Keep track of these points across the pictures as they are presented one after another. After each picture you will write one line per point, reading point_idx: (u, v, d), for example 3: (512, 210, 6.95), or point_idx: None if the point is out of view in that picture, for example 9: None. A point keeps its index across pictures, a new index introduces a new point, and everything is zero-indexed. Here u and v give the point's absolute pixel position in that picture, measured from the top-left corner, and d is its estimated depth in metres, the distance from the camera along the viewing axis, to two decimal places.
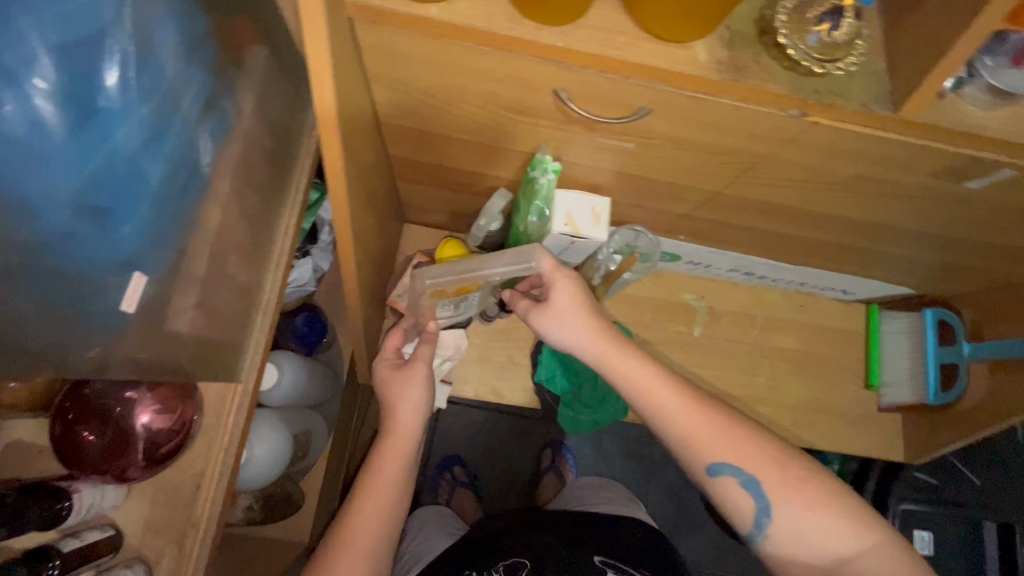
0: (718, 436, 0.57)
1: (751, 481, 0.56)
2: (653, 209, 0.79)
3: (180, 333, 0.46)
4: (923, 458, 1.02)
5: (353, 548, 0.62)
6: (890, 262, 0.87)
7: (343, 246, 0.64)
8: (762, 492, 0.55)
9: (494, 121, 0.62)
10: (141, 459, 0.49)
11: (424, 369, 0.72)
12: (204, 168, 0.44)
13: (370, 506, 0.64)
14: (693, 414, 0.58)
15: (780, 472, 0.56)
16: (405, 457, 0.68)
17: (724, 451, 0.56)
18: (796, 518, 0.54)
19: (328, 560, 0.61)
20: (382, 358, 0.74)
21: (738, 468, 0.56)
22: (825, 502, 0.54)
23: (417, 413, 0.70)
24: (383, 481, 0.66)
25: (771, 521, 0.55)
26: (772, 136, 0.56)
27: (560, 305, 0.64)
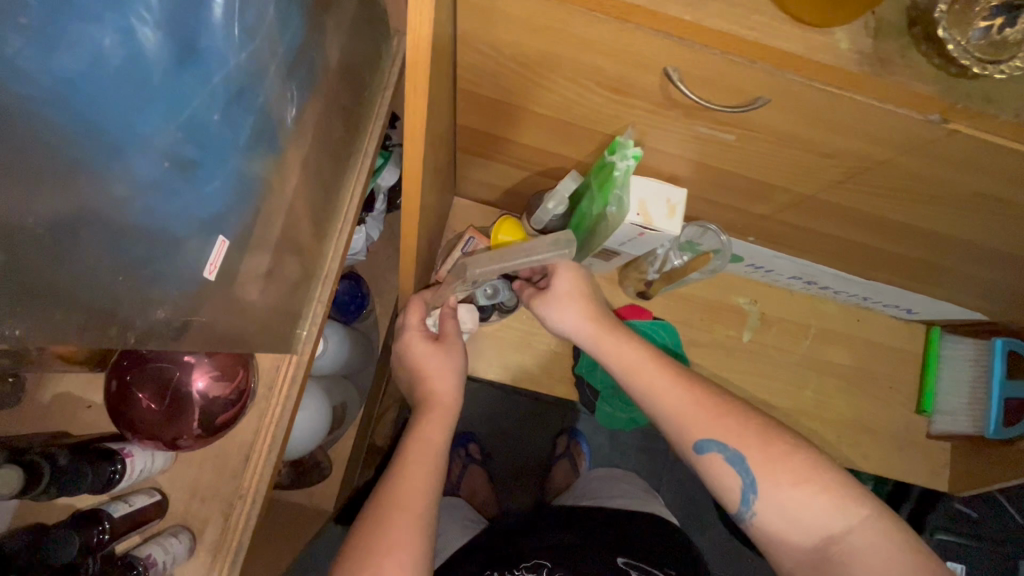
0: (705, 413, 0.58)
1: (736, 456, 0.55)
2: (729, 207, 0.74)
3: (250, 302, 0.43)
4: (972, 490, 0.94)
5: (406, 507, 0.58)
6: (972, 287, 0.82)
7: (408, 218, 0.60)
8: (746, 467, 0.55)
9: (584, 98, 0.57)
10: (195, 428, 0.47)
11: (457, 342, 0.72)
12: (288, 125, 0.40)
13: (418, 467, 0.62)
14: (679, 392, 0.59)
15: (765, 445, 0.55)
16: (447, 425, 0.67)
17: (712, 428, 0.57)
18: (782, 495, 0.53)
19: (378, 523, 0.57)
20: (413, 332, 0.71)
21: (722, 444, 0.56)
22: (811, 477, 0.53)
23: (454, 382, 0.70)
24: (428, 445, 0.64)
25: (757, 498, 0.54)
26: (898, 141, 0.50)
27: (561, 292, 0.69)
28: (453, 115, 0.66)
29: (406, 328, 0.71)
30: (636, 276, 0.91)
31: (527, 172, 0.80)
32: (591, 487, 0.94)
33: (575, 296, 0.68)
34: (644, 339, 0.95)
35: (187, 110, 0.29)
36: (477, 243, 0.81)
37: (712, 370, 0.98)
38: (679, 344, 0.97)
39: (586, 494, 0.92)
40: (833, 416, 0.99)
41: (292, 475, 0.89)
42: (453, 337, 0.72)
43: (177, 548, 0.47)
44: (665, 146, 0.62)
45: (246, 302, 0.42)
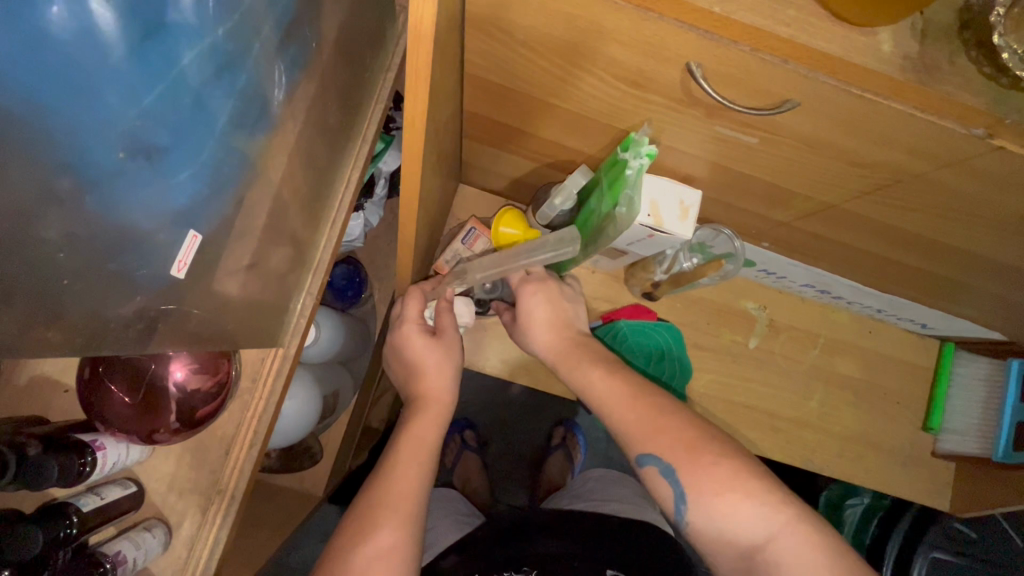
0: (647, 425, 0.55)
1: (667, 468, 0.53)
2: (746, 212, 0.70)
3: (230, 297, 0.40)
4: (972, 512, 0.92)
5: (396, 507, 0.56)
6: (993, 307, 0.78)
7: (406, 208, 0.57)
8: (677, 478, 0.52)
9: (598, 91, 0.53)
10: (173, 422, 0.45)
11: (454, 338, 0.69)
12: (276, 109, 0.37)
13: (409, 466, 0.60)
14: (626, 404, 0.57)
15: (693, 455, 0.52)
16: (441, 423, 0.65)
17: (653, 440, 0.54)
18: (711, 505, 0.51)
19: (364, 524, 0.55)
20: (411, 325, 0.66)
21: (656, 457, 0.54)
22: (738, 484, 0.50)
23: (450, 379, 0.68)
24: (421, 444, 0.62)
25: (687, 508, 0.52)
26: (934, 154, 0.47)
27: (529, 319, 0.70)
28: (460, 100, 0.63)
29: (401, 323, 0.67)
30: (642, 276, 0.88)
31: (535, 164, 0.76)
32: (587, 489, 0.92)
33: (540, 322, 0.69)
34: (647, 341, 0.92)
35: (155, 91, 0.26)
36: (478, 233, 0.78)
37: (716, 375, 0.96)
38: (683, 347, 0.94)
39: (582, 496, 0.91)
40: (837, 429, 0.96)
41: (282, 459, 0.88)
42: (451, 333, 0.69)
43: (150, 543, 0.45)
44: (682, 145, 0.58)
45: (226, 296, 0.40)
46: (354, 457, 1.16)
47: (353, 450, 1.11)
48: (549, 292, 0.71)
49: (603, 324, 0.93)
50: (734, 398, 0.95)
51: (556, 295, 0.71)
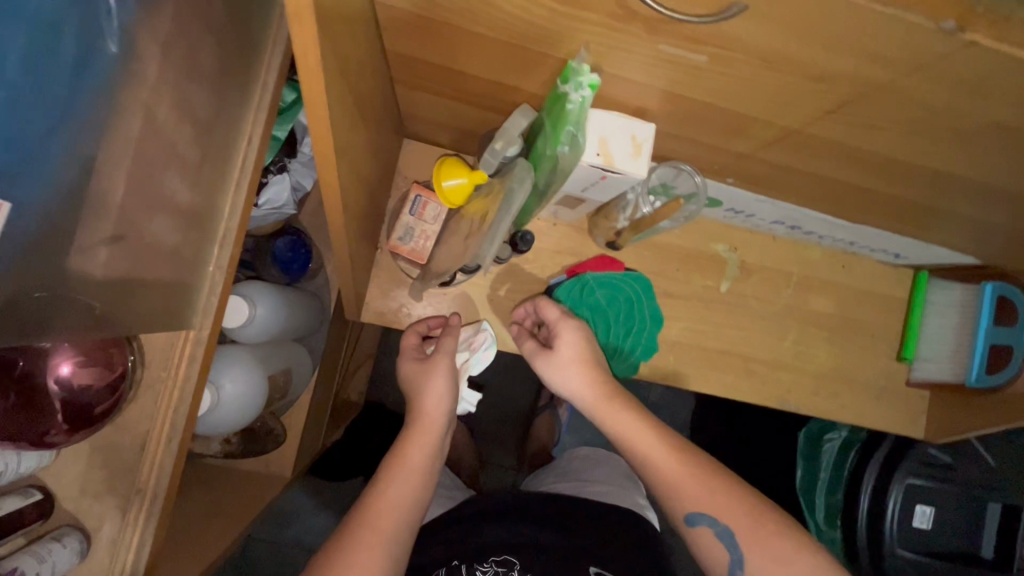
0: (698, 487, 0.58)
1: (726, 531, 0.56)
2: (707, 145, 0.65)
3: (93, 277, 0.34)
4: (945, 439, 0.93)
5: (378, 529, 0.59)
6: (967, 230, 0.75)
7: (324, 166, 0.51)
8: (736, 543, 0.56)
9: (523, 12, 0.46)
10: (63, 423, 0.41)
11: (447, 361, 0.72)
12: (106, 45, 0.31)
13: (397, 489, 0.63)
14: (662, 450, 0.61)
15: (754, 525, 0.55)
16: (431, 446, 0.68)
17: (704, 501, 0.57)
18: (771, 574, 0.54)
19: (345, 539, 0.58)
20: (407, 354, 0.74)
21: (712, 518, 0.57)
22: (799, 561, 0.53)
23: (445, 403, 0.71)
24: (411, 467, 0.65)
25: (743, 575, 0.55)
26: (901, 59, 0.41)
27: (562, 354, 0.71)
28: (377, 37, 0.55)
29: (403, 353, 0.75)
30: (605, 224, 0.84)
31: (477, 110, 0.70)
32: (573, 468, 0.96)
33: (575, 357, 0.70)
34: (614, 291, 0.88)
35: None
36: (425, 200, 0.76)
37: (690, 324, 0.93)
38: (652, 302, 0.90)
39: (567, 474, 0.95)
40: (813, 367, 0.95)
41: (243, 445, 0.84)
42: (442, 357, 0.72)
43: (60, 553, 0.41)
44: (628, 73, 0.52)
45: (87, 277, 0.34)
46: (330, 434, 1.13)
47: (325, 428, 1.09)
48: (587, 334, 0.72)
49: (568, 278, 0.88)
50: (708, 345, 0.93)
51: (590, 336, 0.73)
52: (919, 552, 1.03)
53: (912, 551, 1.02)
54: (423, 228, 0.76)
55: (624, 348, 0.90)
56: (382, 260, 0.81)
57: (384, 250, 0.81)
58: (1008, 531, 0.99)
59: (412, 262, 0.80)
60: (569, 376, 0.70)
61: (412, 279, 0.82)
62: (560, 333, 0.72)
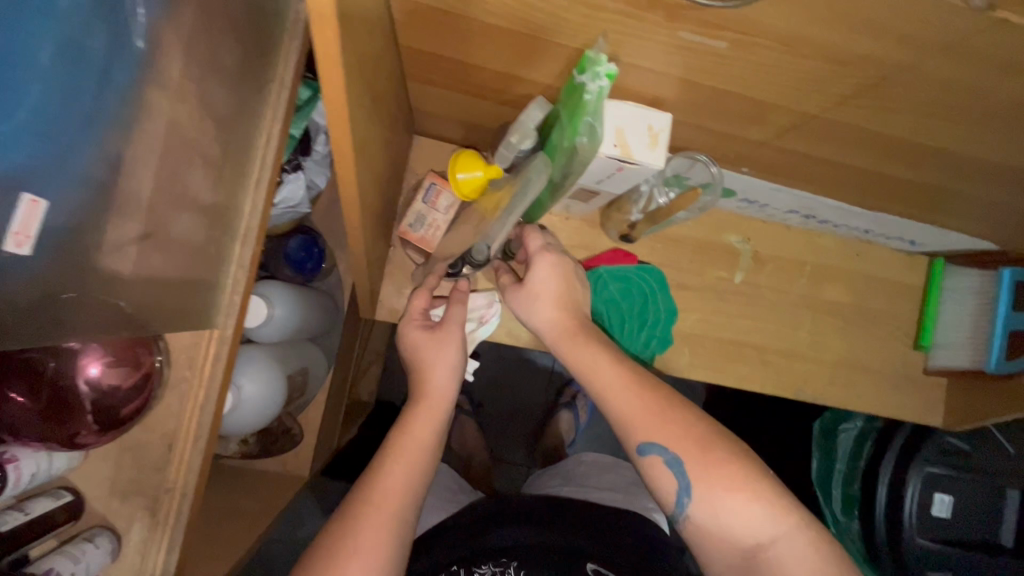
0: (654, 417, 0.58)
1: (675, 460, 0.56)
2: (723, 134, 0.64)
3: (122, 276, 0.34)
4: (963, 426, 0.93)
5: (382, 511, 0.58)
6: (985, 214, 0.74)
7: (342, 163, 0.50)
8: (684, 472, 0.56)
9: (541, 2, 0.46)
10: (94, 424, 0.40)
11: (456, 333, 0.70)
12: (134, 42, 0.30)
13: (402, 467, 0.62)
14: (627, 395, 0.60)
15: (702, 451, 0.56)
16: (438, 420, 0.67)
17: (658, 432, 0.57)
18: (715, 500, 0.54)
19: (350, 521, 0.58)
20: (412, 320, 0.71)
21: (662, 448, 0.57)
22: (746, 486, 0.54)
23: (450, 375, 0.69)
24: (416, 442, 0.64)
25: (691, 501, 0.55)
26: (927, 38, 0.41)
27: (534, 289, 0.70)
28: (391, 32, 0.55)
29: (408, 316, 0.72)
30: (618, 217, 0.84)
31: (490, 104, 0.69)
32: (578, 473, 0.98)
33: (546, 292, 0.69)
34: (629, 284, 0.90)
35: None
36: (439, 188, 0.74)
37: (704, 316, 0.92)
38: (665, 295, 0.90)
39: (572, 479, 0.97)
40: (827, 356, 0.95)
41: (261, 445, 0.84)
42: (453, 327, 0.70)
43: (93, 554, 0.41)
44: (645, 62, 0.52)
45: (117, 275, 0.34)
46: (343, 433, 1.13)
47: (339, 427, 1.09)
48: (563, 267, 0.71)
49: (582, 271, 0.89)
50: (721, 335, 0.93)
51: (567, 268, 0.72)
52: (935, 539, 1.02)
53: (928, 539, 1.02)
54: (434, 217, 0.75)
55: (639, 340, 0.90)
56: (394, 257, 0.81)
57: (397, 245, 0.81)
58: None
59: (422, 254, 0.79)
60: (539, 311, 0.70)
61: (416, 265, 0.81)
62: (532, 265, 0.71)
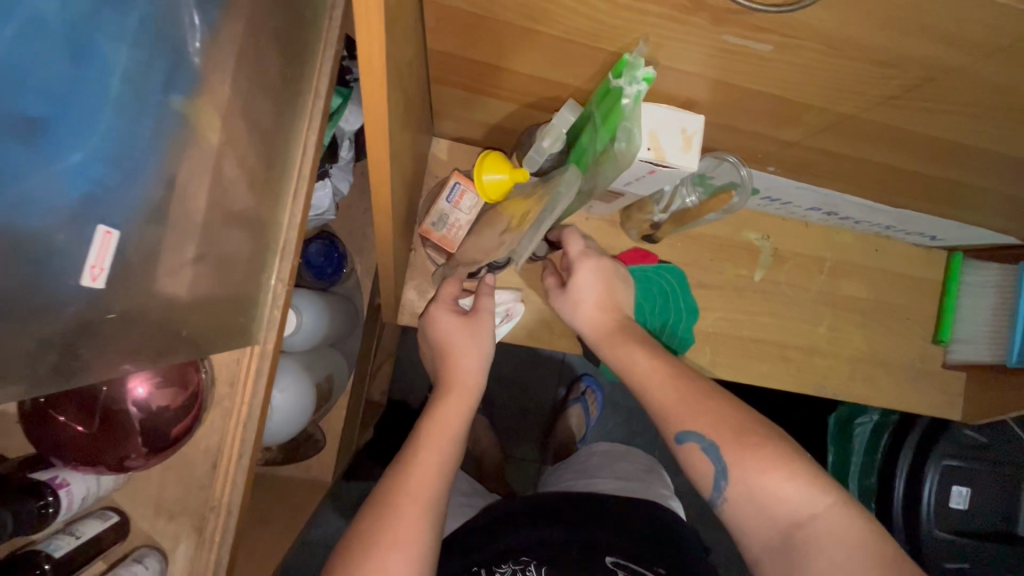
0: (689, 404, 0.57)
1: (712, 446, 0.55)
2: (753, 134, 0.64)
3: (176, 298, 0.34)
4: (982, 420, 0.93)
5: (416, 498, 0.57)
6: (1010, 209, 0.74)
7: (378, 171, 0.50)
8: (720, 455, 0.54)
9: (582, 7, 0.45)
10: (143, 447, 0.39)
11: (488, 321, 0.71)
12: (192, 58, 0.29)
13: (434, 454, 0.60)
14: (664, 383, 0.60)
15: (739, 435, 0.54)
16: (465, 409, 0.66)
17: (692, 419, 0.57)
18: (751, 481, 0.52)
19: (386, 511, 0.56)
20: (443, 303, 0.70)
21: (699, 435, 0.56)
22: (784, 466, 0.52)
23: (477, 365, 0.69)
24: (445, 428, 0.63)
25: (728, 484, 0.54)
26: (980, 39, 0.40)
27: (579, 294, 0.71)
28: (421, 37, 0.54)
29: (438, 301, 0.72)
30: (640, 217, 0.83)
31: (514, 106, 0.68)
32: (592, 464, 0.99)
33: (589, 296, 0.70)
34: (648, 284, 0.89)
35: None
36: (464, 188, 0.72)
37: (725, 314, 0.92)
38: (685, 294, 0.90)
39: (586, 470, 0.97)
40: (848, 352, 0.95)
41: (284, 451, 0.85)
42: (484, 314, 0.71)
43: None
44: (683, 65, 0.51)
45: (171, 298, 0.33)
46: (360, 435, 1.13)
47: (357, 430, 1.09)
48: (605, 271, 0.71)
49: None
50: (742, 333, 0.92)
51: (613, 273, 0.72)
52: (954, 531, 1.03)
53: (947, 531, 1.03)
54: (457, 217, 0.73)
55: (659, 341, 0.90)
56: (415, 260, 0.80)
57: (418, 246, 0.79)
58: None
59: (439, 248, 0.77)
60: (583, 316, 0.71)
61: (436, 265, 0.80)
62: (576, 268, 0.72)
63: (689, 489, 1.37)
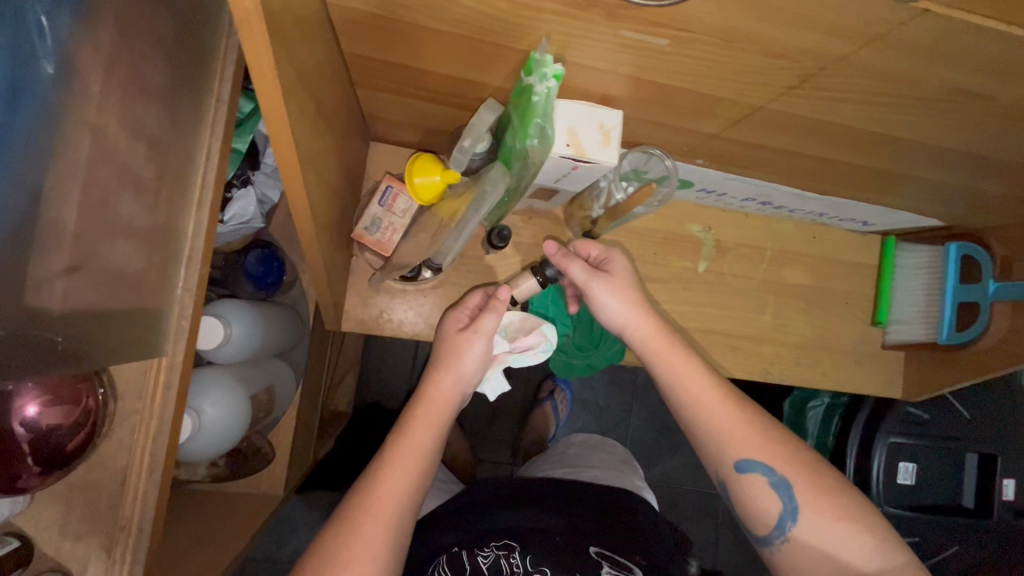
0: (755, 436, 0.59)
1: (781, 482, 0.57)
2: (675, 128, 0.65)
3: (48, 311, 0.33)
4: (922, 397, 0.97)
5: (375, 517, 0.56)
6: (929, 194, 0.77)
7: (290, 177, 0.49)
8: (791, 493, 0.56)
9: (479, 7, 0.45)
10: (36, 467, 0.39)
11: (482, 344, 0.66)
12: (42, 66, 0.30)
13: (399, 471, 0.59)
14: (727, 411, 0.60)
15: (813, 480, 0.56)
16: (439, 428, 0.64)
17: (758, 449, 0.58)
18: (823, 528, 0.54)
19: (345, 524, 0.56)
20: (452, 317, 0.70)
21: (767, 467, 0.57)
22: (854, 517, 0.54)
23: (458, 386, 0.66)
24: (415, 446, 0.61)
25: (795, 525, 0.56)
26: (858, 30, 0.42)
27: (619, 283, 0.69)
28: (332, 40, 0.54)
29: (454, 310, 0.71)
30: (580, 213, 0.84)
31: (441, 107, 0.68)
32: (570, 456, 0.98)
33: (631, 291, 0.69)
34: None
35: None
36: (396, 191, 0.72)
37: (672, 306, 0.94)
38: None
39: (564, 461, 0.96)
40: (792, 338, 0.97)
41: (231, 466, 0.80)
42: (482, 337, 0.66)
43: None
44: (592, 61, 0.52)
45: (45, 314, 0.33)
46: (319, 446, 1.12)
47: (315, 441, 1.07)
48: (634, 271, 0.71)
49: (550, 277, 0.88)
50: (691, 325, 0.94)
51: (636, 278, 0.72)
52: (903, 506, 1.06)
53: (896, 507, 1.06)
54: (390, 221, 0.73)
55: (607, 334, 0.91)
56: (356, 265, 0.80)
57: (357, 252, 0.79)
58: (983, 472, 1.05)
59: (377, 253, 0.76)
60: (629, 301, 0.68)
61: (375, 269, 0.79)
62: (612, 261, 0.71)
63: (659, 481, 1.39)
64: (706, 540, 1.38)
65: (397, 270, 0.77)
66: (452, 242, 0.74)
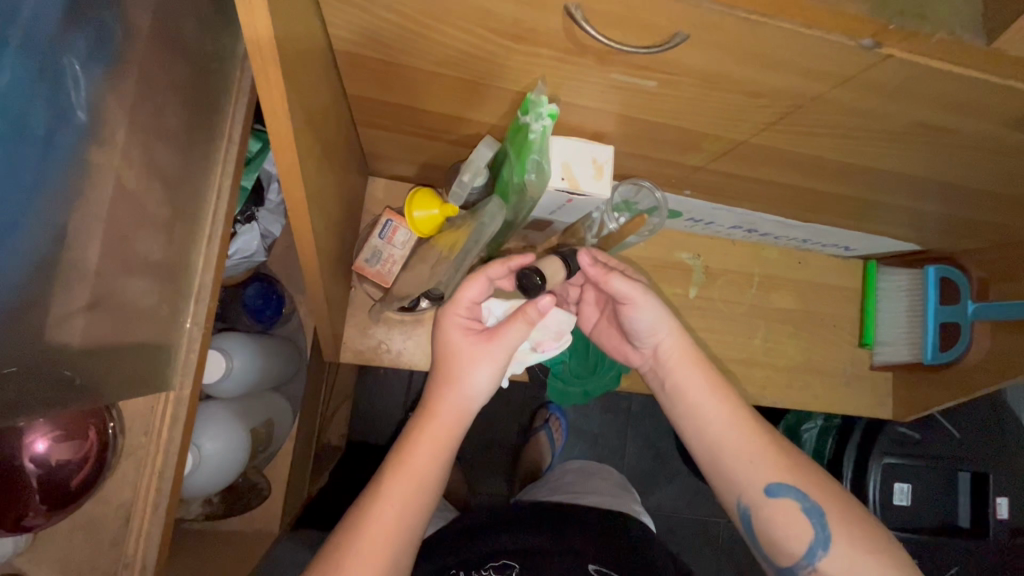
0: (783, 461, 0.60)
1: (814, 508, 0.57)
2: (663, 161, 0.68)
3: (70, 346, 0.34)
4: (911, 417, 0.99)
5: (369, 550, 0.55)
6: (906, 220, 0.81)
7: (297, 212, 0.51)
8: (823, 521, 0.57)
9: (480, 52, 0.48)
10: (42, 504, 0.40)
11: (497, 354, 0.61)
12: (75, 114, 0.31)
13: (396, 500, 0.57)
14: (751, 437, 0.61)
15: (842, 508, 0.57)
16: (440, 451, 0.61)
17: (787, 475, 0.59)
18: (853, 556, 0.55)
19: (338, 554, 0.55)
20: (456, 314, 0.63)
21: (801, 494, 0.58)
22: (881, 547, 0.56)
23: (462, 406, 0.62)
24: (414, 473, 0.59)
25: (827, 553, 0.56)
26: (830, 73, 0.46)
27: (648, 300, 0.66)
28: (337, 82, 0.56)
29: (454, 305, 0.64)
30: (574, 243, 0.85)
31: (439, 143, 0.71)
32: (566, 482, 0.98)
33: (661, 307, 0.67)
34: None
35: None
36: (396, 225, 0.74)
37: None
38: None
39: (561, 487, 0.96)
40: (782, 361, 0.99)
41: (224, 504, 0.80)
42: (497, 349, 0.61)
43: None
44: (585, 101, 0.55)
45: (68, 350, 0.34)
46: (313, 481, 1.10)
47: (309, 476, 1.05)
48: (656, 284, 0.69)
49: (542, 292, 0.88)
50: None
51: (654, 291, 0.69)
52: (902, 528, 1.05)
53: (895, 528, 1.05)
54: (390, 253, 0.75)
55: (602, 361, 0.92)
56: (355, 297, 0.81)
57: (357, 284, 0.80)
58: (976, 492, 1.06)
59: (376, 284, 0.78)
60: (660, 322, 0.66)
61: (374, 300, 0.81)
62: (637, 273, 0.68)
63: (657, 509, 1.37)
64: (705, 569, 1.36)
65: (396, 301, 0.78)
66: (445, 275, 0.74)
